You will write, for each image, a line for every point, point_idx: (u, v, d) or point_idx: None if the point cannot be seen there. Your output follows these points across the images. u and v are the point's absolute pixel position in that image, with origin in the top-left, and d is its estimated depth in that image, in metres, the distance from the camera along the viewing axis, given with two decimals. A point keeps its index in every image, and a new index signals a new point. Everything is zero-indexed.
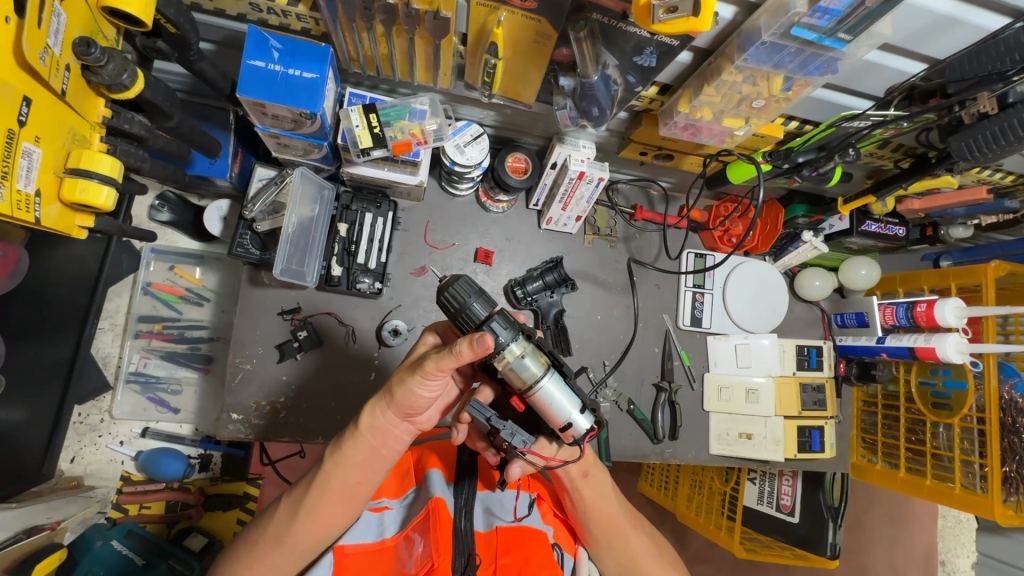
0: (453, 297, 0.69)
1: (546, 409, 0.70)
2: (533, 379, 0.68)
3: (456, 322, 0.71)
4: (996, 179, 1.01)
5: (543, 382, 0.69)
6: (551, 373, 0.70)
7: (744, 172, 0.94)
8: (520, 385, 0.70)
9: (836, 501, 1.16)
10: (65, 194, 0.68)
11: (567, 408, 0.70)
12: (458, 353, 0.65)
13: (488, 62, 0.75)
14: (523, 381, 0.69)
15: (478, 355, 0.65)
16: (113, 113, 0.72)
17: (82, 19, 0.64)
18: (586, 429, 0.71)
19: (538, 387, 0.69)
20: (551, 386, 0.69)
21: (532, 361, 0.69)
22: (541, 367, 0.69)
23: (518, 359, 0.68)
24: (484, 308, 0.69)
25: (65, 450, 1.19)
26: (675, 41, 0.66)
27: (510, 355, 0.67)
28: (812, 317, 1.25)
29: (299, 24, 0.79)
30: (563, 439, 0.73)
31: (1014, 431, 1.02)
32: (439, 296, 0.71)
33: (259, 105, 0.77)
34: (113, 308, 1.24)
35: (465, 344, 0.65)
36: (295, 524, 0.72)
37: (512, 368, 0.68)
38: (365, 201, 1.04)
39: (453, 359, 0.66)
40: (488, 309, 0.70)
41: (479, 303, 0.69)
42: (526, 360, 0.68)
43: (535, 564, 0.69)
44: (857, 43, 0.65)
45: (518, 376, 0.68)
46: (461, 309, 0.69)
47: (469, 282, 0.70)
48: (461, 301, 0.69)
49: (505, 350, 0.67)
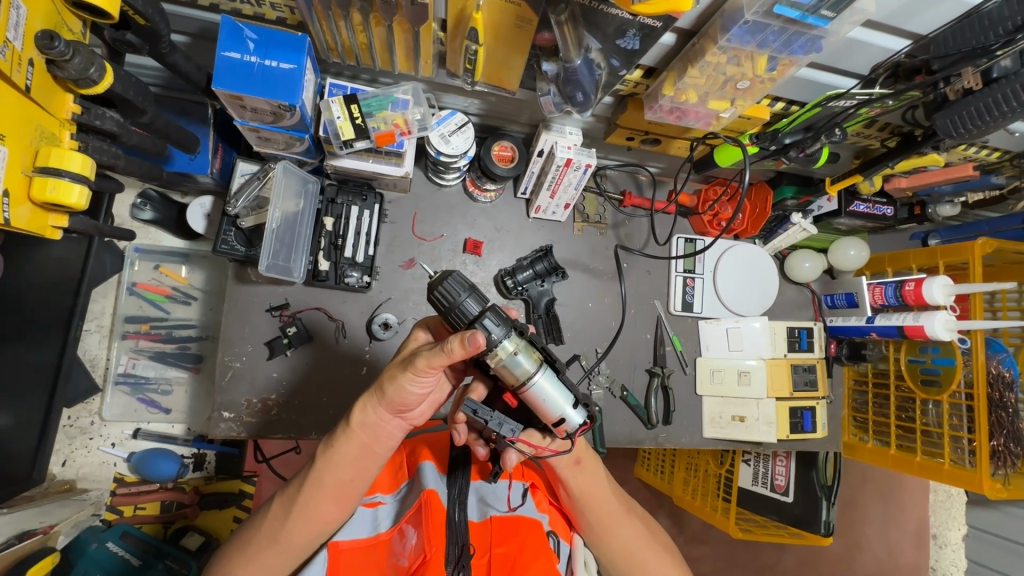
0: (444, 295, 0.69)
1: (539, 405, 0.70)
2: (525, 376, 0.68)
3: (448, 319, 0.70)
4: (982, 156, 1.01)
5: (536, 377, 0.69)
6: (544, 368, 0.70)
7: (731, 154, 0.93)
8: (513, 381, 0.69)
9: (829, 479, 1.19)
10: (35, 193, 0.66)
11: (560, 404, 0.69)
12: (449, 351, 0.64)
13: (469, 48, 0.74)
14: (517, 378, 0.69)
15: (470, 352, 0.64)
16: (84, 109, 0.70)
17: (44, 11, 0.63)
18: (578, 424, 0.71)
19: (531, 383, 0.69)
20: (545, 381, 0.69)
21: (526, 357, 0.68)
22: (534, 363, 0.69)
23: (511, 356, 0.67)
24: (476, 305, 0.69)
25: (56, 453, 1.18)
26: (658, 22, 0.65)
27: (502, 352, 0.67)
28: (802, 299, 1.26)
29: (274, 13, 0.78)
30: (556, 434, 0.73)
31: (1001, 406, 1.03)
32: (429, 293, 0.70)
33: (237, 98, 0.76)
34: (98, 309, 1.22)
35: (457, 342, 0.64)
36: (287, 523, 0.71)
37: (504, 364, 0.68)
38: (351, 194, 1.03)
39: (445, 356, 0.65)
40: (479, 305, 0.69)
41: (471, 300, 0.69)
42: (519, 357, 0.68)
43: (528, 555, 0.68)
44: (840, 20, 0.64)
45: (512, 372, 0.68)
46: (452, 307, 0.69)
47: (460, 278, 0.69)
48: (452, 299, 0.68)
49: (498, 347, 0.67)
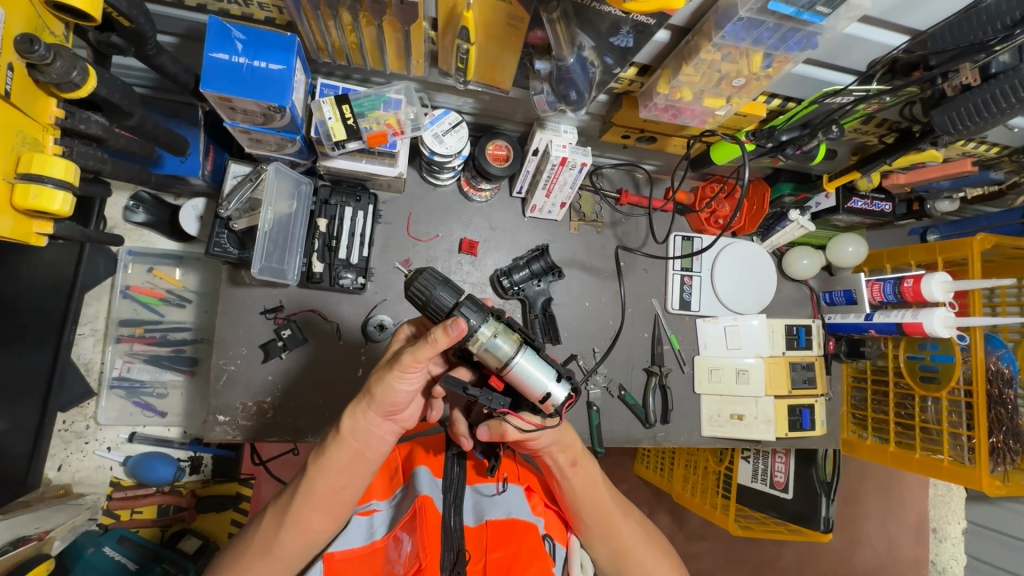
0: (419, 290, 0.71)
1: (522, 384, 0.70)
2: (506, 358, 0.69)
3: (427, 314, 0.72)
4: (981, 151, 1.00)
5: (518, 358, 0.69)
6: (524, 349, 0.70)
7: (728, 152, 0.92)
8: (496, 364, 0.70)
9: (829, 476, 1.17)
10: (18, 201, 0.65)
11: (543, 380, 0.69)
12: (433, 342, 0.65)
13: (461, 47, 0.72)
14: (498, 360, 0.69)
15: (454, 339, 0.65)
16: (67, 113, 0.69)
17: (24, 13, 0.61)
18: (564, 398, 0.70)
19: (512, 364, 0.69)
20: (525, 360, 0.69)
21: (505, 340, 0.69)
22: (514, 345, 0.69)
23: (490, 339, 0.68)
24: (451, 296, 0.70)
25: (52, 458, 1.18)
26: (652, 19, 0.63)
27: (482, 336, 0.68)
28: (800, 296, 1.25)
29: (262, 13, 0.77)
30: (544, 411, 0.72)
31: (1001, 402, 1.03)
32: (406, 291, 0.72)
33: (225, 100, 0.75)
34: (92, 313, 1.22)
35: (440, 331, 0.65)
36: (280, 533, 0.71)
37: (485, 349, 0.68)
38: (344, 194, 1.01)
39: (430, 347, 0.66)
40: (454, 296, 0.71)
41: (445, 292, 0.71)
42: (498, 340, 0.68)
43: (524, 560, 0.66)
44: (836, 16, 0.63)
45: (494, 356, 0.69)
46: (428, 301, 0.71)
47: (433, 274, 0.72)
48: (427, 293, 0.70)
49: (477, 333, 0.68)
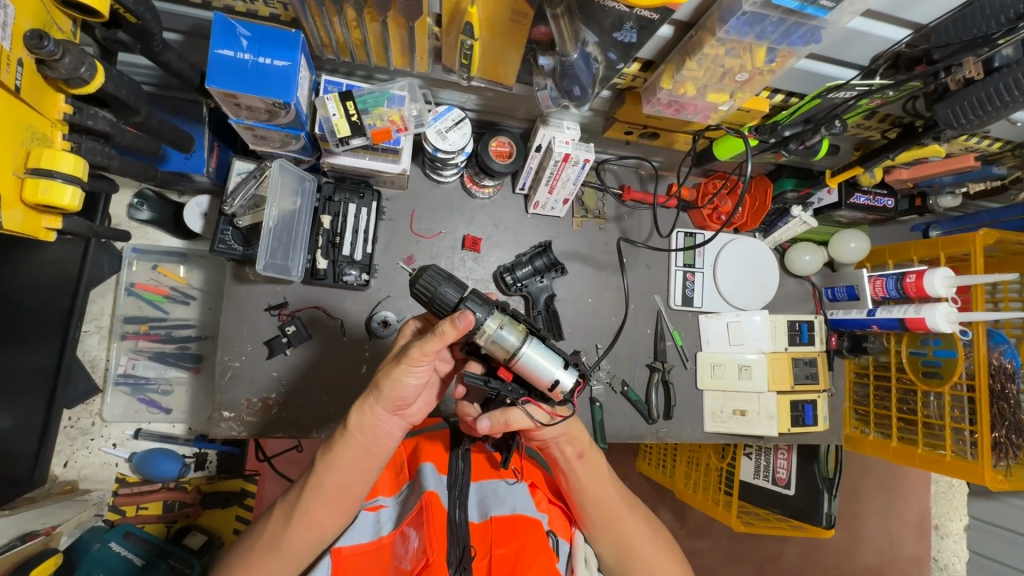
0: (424, 287, 0.71)
1: (530, 374, 0.71)
2: (513, 348, 0.69)
3: (432, 310, 0.73)
4: (983, 147, 1.00)
5: (524, 348, 0.69)
6: (530, 340, 0.70)
7: (731, 146, 0.92)
8: (503, 356, 0.71)
9: (831, 472, 1.19)
10: (27, 195, 0.65)
11: (550, 368, 0.70)
12: (441, 334, 0.66)
13: (464, 43, 0.73)
14: (505, 352, 0.70)
15: (462, 332, 0.66)
16: (75, 108, 0.70)
17: (33, 10, 0.62)
18: (572, 385, 0.71)
19: (520, 355, 0.69)
20: (533, 351, 0.70)
21: (510, 331, 0.70)
22: (519, 336, 0.70)
23: (497, 331, 0.69)
24: (455, 292, 0.71)
25: (58, 454, 1.19)
26: (656, 15, 0.63)
27: (488, 329, 0.69)
28: (802, 293, 1.26)
29: (267, 9, 0.77)
30: (553, 399, 0.72)
31: (1002, 397, 1.03)
32: (411, 288, 0.73)
33: (230, 97, 0.75)
34: (97, 310, 1.22)
35: (448, 324, 0.66)
36: (288, 529, 0.72)
37: (492, 341, 0.69)
38: (348, 191, 1.01)
39: (437, 340, 0.67)
40: (459, 292, 0.72)
41: (450, 287, 0.71)
42: (504, 331, 0.69)
43: (528, 555, 0.66)
44: (840, 10, 0.63)
45: (500, 347, 0.70)
46: (433, 298, 0.71)
47: (437, 270, 0.72)
48: (431, 290, 0.71)
49: (483, 326, 0.69)
